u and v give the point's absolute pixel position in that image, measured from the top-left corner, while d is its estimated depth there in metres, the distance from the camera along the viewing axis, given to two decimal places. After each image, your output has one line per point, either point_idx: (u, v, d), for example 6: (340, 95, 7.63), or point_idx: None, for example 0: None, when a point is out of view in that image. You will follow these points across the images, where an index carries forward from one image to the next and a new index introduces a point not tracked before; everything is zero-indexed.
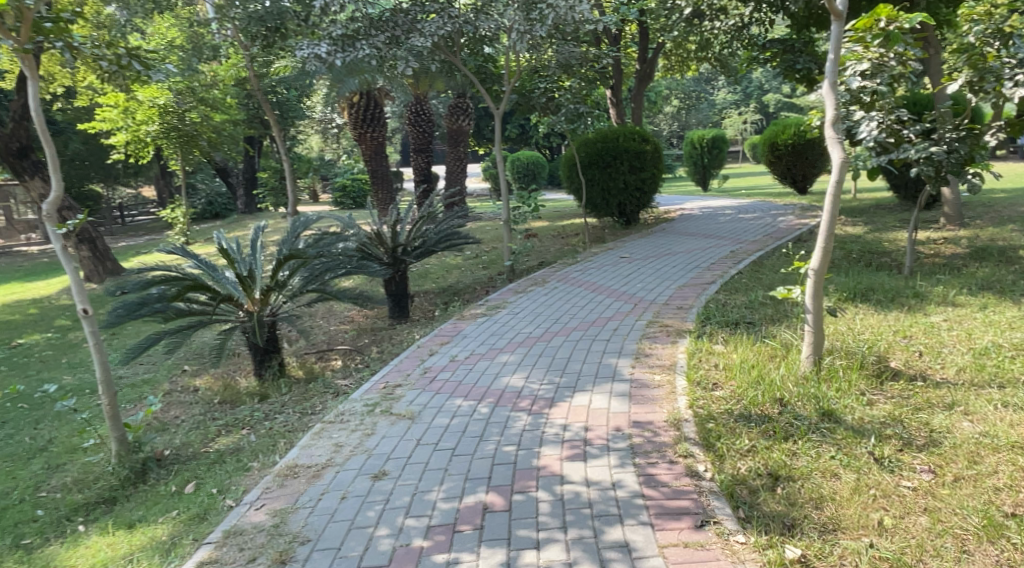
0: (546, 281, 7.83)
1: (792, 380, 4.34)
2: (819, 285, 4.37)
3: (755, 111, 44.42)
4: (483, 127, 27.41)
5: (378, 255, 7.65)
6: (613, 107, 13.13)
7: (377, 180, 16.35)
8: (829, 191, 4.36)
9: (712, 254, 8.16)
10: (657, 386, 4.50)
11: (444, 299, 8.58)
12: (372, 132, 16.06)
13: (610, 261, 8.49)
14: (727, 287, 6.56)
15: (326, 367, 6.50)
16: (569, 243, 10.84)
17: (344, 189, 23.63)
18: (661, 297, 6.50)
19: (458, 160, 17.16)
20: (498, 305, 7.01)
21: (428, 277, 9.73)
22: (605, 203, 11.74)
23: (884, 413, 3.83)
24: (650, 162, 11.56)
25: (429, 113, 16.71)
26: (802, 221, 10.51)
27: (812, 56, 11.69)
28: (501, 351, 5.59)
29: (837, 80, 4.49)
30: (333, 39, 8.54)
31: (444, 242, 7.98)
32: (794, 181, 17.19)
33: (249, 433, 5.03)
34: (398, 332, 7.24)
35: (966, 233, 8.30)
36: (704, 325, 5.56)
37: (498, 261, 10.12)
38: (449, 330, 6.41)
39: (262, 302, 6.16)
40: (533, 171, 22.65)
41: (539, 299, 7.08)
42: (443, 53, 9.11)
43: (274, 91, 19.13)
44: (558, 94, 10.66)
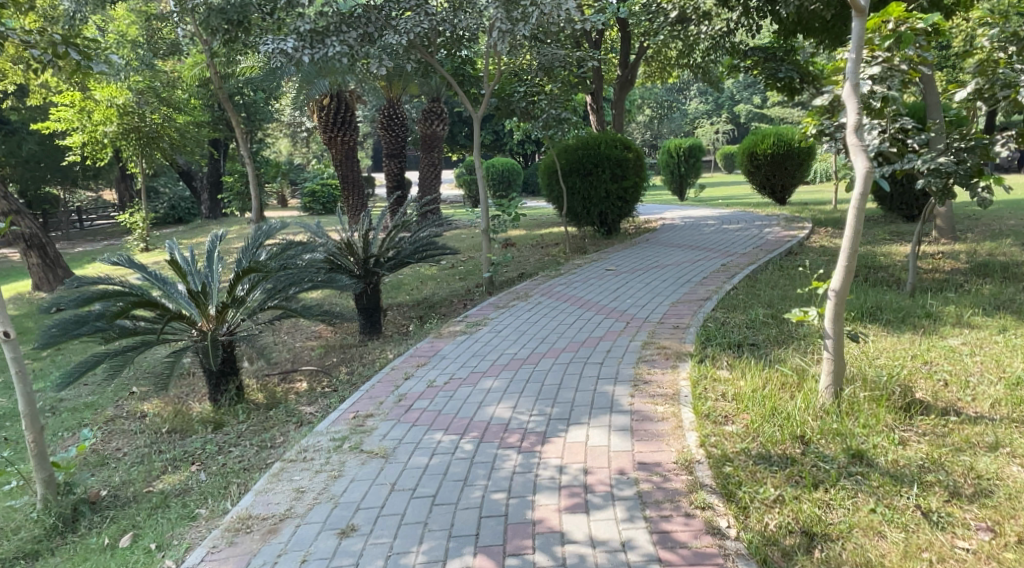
0: (530, 294, 7.33)
1: (811, 414, 3.91)
2: (839, 308, 3.95)
3: (726, 121, 44.58)
4: (457, 134, 26.92)
5: (349, 266, 7.11)
6: (593, 114, 12.72)
7: (348, 186, 15.94)
8: (852, 204, 3.94)
9: (703, 267, 7.75)
10: (661, 419, 4.02)
11: (419, 314, 8.04)
12: (342, 136, 15.48)
13: (596, 273, 8.03)
14: (724, 304, 6.13)
15: (289, 390, 5.93)
16: (549, 253, 10.38)
17: (314, 194, 22.95)
18: (654, 314, 6.04)
19: (432, 166, 16.65)
20: (478, 322, 6.50)
21: (401, 289, 9.18)
22: (586, 212, 11.30)
23: (922, 455, 3.41)
24: (632, 170, 11.16)
25: (402, 117, 16.12)
26: (789, 232, 10.18)
27: (794, 64, 11.65)
28: (484, 375, 5.07)
29: (859, 81, 4.04)
30: (300, 34, 7.95)
31: (420, 253, 7.45)
32: (773, 191, 16.98)
33: (200, 471, 4.45)
34: (369, 351, 6.69)
35: (963, 248, 8.02)
36: (705, 346, 5.11)
37: (475, 272, 9.62)
38: (426, 350, 5.88)
39: (217, 319, 5.57)
40: (508, 178, 22.18)
41: (523, 315, 6.58)
42: (419, 53, 8.57)
43: (240, 92, 18.42)
44: (539, 98, 10.17)
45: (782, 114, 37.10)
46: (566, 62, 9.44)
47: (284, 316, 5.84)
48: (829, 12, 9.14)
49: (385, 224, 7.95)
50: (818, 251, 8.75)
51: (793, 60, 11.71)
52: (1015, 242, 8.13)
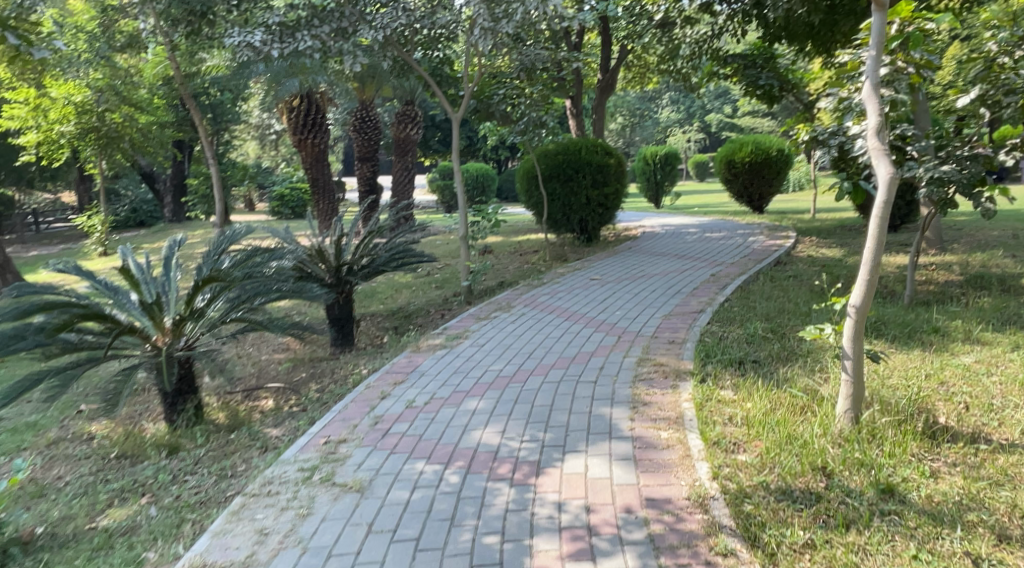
0: (512, 305, 6.95)
1: (829, 442, 3.58)
2: (860, 327, 3.63)
3: (698, 130, 44.75)
4: (430, 138, 26.48)
5: (321, 274, 6.67)
6: (573, 118, 12.39)
7: (318, 190, 15.50)
8: (873, 214, 3.63)
9: (692, 277, 7.45)
10: (666, 447, 3.66)
11: (393, 325, 7.61)
12: (312, 139, 14.98)
13: (581, 282, 7.68)
14: (719, 317, 5.81)
15: (253, 409, 5.47)
16: (528, 261, 10.04)
17: (282, 197, 22.35)
18: (647, 327, 5.70)
19: (406, 170, 16.22)
20: (459, 335, 6.09)
21: (374, 298, 8.75)
22: (566, 219, 10.97)
23: (957, 490, 3.10)
24: (613, 177, 10.86)
25: (375, 120, 15.64)
26: (774, 241, 9.95)
27: (774, 72, 11.29)
28: (468, 395, 4.66)
29: (879, 79, 3.72)
30: (269, 27, 7.52)
31: (395, 261, 7.07)
32: (751, 200, 16.79)
33: (151, 504, 3.98)
34: (341, 365, 6.24)
35: (954, 259, 7.82)
36: (705, 364, 4.77)
37: (452, 281, 9.22)
38: (404, 366, 5.46)
39: (173, 333, 5.12)
40: (482, 183, 21.78)
41: (506, 328, 6.19)
42: (395, 51, 8.15)
43: (206, 92, 17.83)
44: (518, 100, 9.81)
45: (752, 124, 37.30)
46: (549, 63, 9.09)
47: (248, 329, 5.38)
48: (816, 15, 8.94)
49: (358, 230, 7.51)
50: (806, 261, 8.51)
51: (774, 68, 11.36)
52: (1006, 253, 7.95)
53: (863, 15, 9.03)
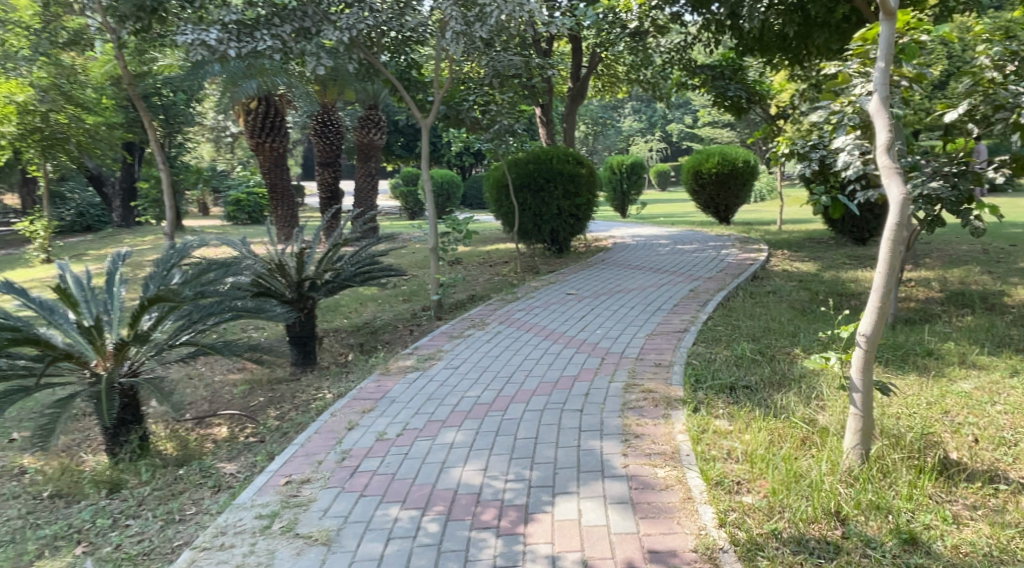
0: (486, 322, 6.60)
1: (840, 482, 3.33)
2: (870, 356, 3.38)
3: (659, 140, 45.05)
4: (393, 144, 26.01)
5: (281, 289, 6.21)
6: (543, 127, 12.11)
7: (277, 196, 14.94)
8: (884, 236, 3.37)
9: (670, 293, 7.21)
10: (665, 487, 3.36)
11: (358, 342, 7.23)
12: (271, 143, 14.45)
13: (556, 297, 7.38)
14: (704, 337, 5.56)
15: (205, 439, 5.03)
16: (499, 273, 9.72)
17: (239, 202, 21.65)
18: (631, 348, 5.41)
19: (369, 176, 15.77)
20: (431, 355, 5.73)
21: (337, 313, 8.32)
22: (537, 229, 10.69)
23: (985, 539, 2.88)
24: (584, 187, 10.61)
25: (337, 124, 15.19)
26: (747, 254, 9.81)
27: (742, 83, 11.47)
28: (443, 426, 4.30)
29: (887, 93, 3.49)
30: (225, 25, 7.05)
31: (361, 275, 6.64)
32: (717, 211, 16.74)
33: (86, 555, 3.54)
34: (303, 387, 5.83)
35: (932, 275, 7.74)
36: (696, 390, 4.50)
37: (420, 294, 8.86)
38: (372, 392, 5.07)
39: (116, 358, 4.63)
40: (447, 191, 21.40)
41: (481, 347, 5.83)
42: (361, 54, 7.73)
43: (158, 92, 17.10)
44: (488, 107, 9.49)
45: (713, 135, 37.61)
46: (521, 69, 8.79)
47: (199, 353, 4.94)
48: (791, 26, 8.79)
49: (321, 241, 7.09)
50: (783, 275, 8.35)
51: (741, 79, 11.53)
52: (981, 269, 7.92)
53: (837, 29, 8.92)
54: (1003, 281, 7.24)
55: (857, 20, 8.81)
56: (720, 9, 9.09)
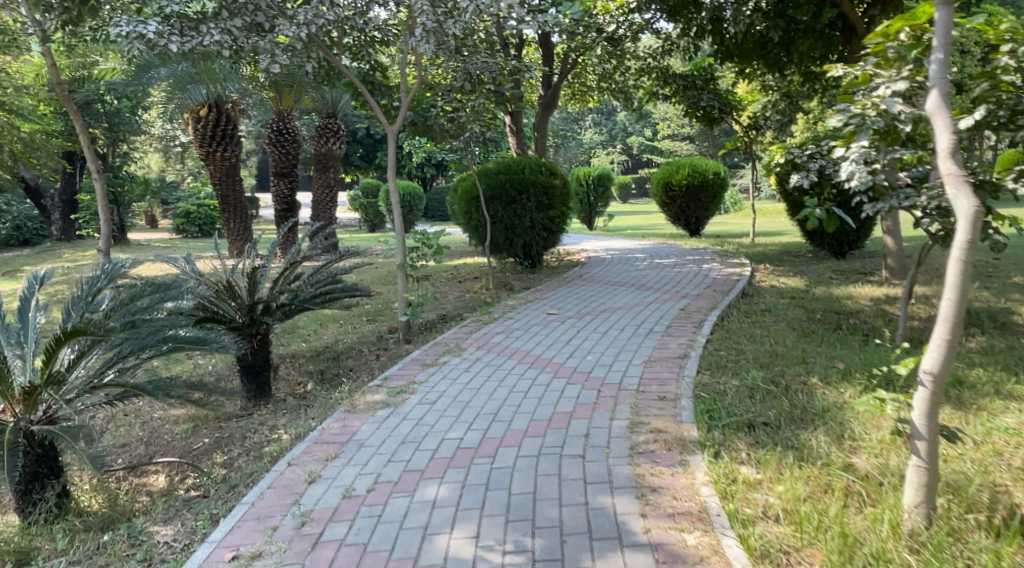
0: (462, 347, 5.96)
1: (906, 550, 2.81)
2: (936, 398, 2.87)
3: (620, 152, 45.03)
4: (351, 154, 25.24)
5: (230, 313, 5.51)
6: (512, 136, 11.56)
7: (229, 208, 14.11)
8: (951, 255, 2.85)
9: (660, 312, 6.68)
10: (701, 561, 2.79)
11: (318, 370, 6.53)
12: (222, 152, 13.60)
13: (536, 318, 6.79)
14: (709, 363, 5.03)
15: (138, 493, 4.31)
16: (469, 289, 9.12)
17: (189, 215, 20.64)
18: (629, 378, 4.83)
19: (328, 188, 14.99)
20: (403, 387, 5.07)
21: (295, 336, 7.60)
22: (509, 242, 10.09)
23: None
24: (558, 199, 10.07)
25: (294, 133, 14.36)
26: (730, 268, 9.38)
27: (714, 93, 11.35)
28: (422, 478, 3.66)
29: (947, 90, 3.00)
30: (165, 18, 6.29)
31: (322, 296, 5.96)
32: (687, 223, 16.34)
33: None
34: (257, 424, 5.12)
35: (929, 290, 7.38)
36: (713, 430, 3.94)
37: (385, 313, 8.21)
38: (336, 434, 4.39)
39: (27, 403, 3.93)
40: (410, 203, 20.70)
41: (460, 377, 5.19)
42: (320, 52, 7.04)
43: (100, 99, 16.07)
44: (457, 114, 8.90)
45: (672, 147, 37.67)
46: (496, 73, 8.19)
47: (128, 395, 4.22)
48: (775, 33, 8.42)
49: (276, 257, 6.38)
50: (773, 291, 7.91)
51: (713, 89, 11.37)
52: (977, 284, 7.60)
53: (822, 36, 8.58)
54: (1005, 297, 6.90)
55: (843, 27, 8.47)
56: (701, 14, 8.79)
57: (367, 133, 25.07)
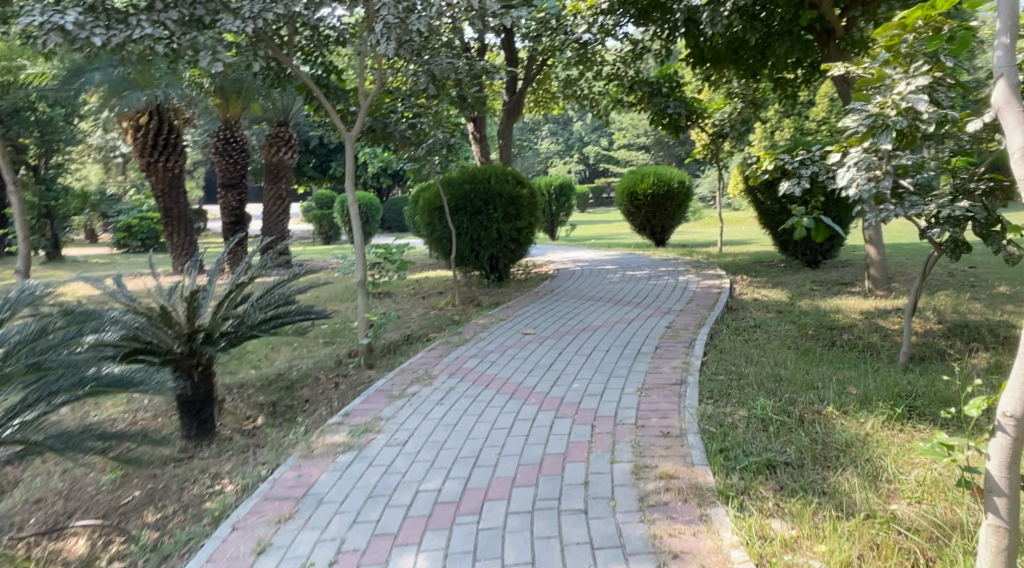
0: (433, 374, 5.35)
1: None
2: (1018, 446, 2.41)
3: (577, 162, 44.89)
4: (303, 165, 24.36)
5: (166, 341, 4.81)
6: (476, 144, 11.05)
7: (172, 221, 13.20)
8: None
9: (644, 330, 6.19)
10: None
11: (269, 402, 5.85)
12: (164, 163, 12.71)
13: (512, 339, 6.21)
14: (710, 390, 4.54)
15: (50, 566, 3.62)
16: (434, 305, 8.53)
17: (130, 228, 19.53)
18: (625, 410, 4.30)
19: (280, 199, 14.19)
20: (368, 426, 4.43)
21: (243, 362, 6.90)
22: (474, 255, 9.51)
23: None
24: (527, 209, 9.54)
25: (242, 141, 13.51)
26: (707, 280, 8.98)
27: (681, 101, 10.94)
28: (397, 545, 3.06)
29: (1017, 79, 2.55)
30: (90, 9, 5.57)
31: (273, 321, 5.32)
32: (652, 233, 15.92)
33: None
34: (197, 472, 4.45)
35: (919, 302, 7.07)
36: (732, 473, 3.46)
37: (344, 335, 7.56)
38: (292, 486, 3.74)
39: None
40: (366, 214, 19.95)
41: (432, 412, 4.58)
42: (269, 50, 6.39)
43: (30, 106, 14.98)
44: (419, 120, 8.32)
45: (628, 157, 37.64)
46: (462, 75, 7.63)
47: (27, 455, 3.53)
48: (751, 34, 8.03)
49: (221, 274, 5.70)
50: (757, 305, 7.51)
51: (680, 95, 10.98)
52: (966, 294, 7.32)
53: (799, 38, 8.22)
54: (998, 309, 6.62)
55: (820, 29, 8.10)
56: (676, 15, 8.49)
57: (320, 143, 24.19)
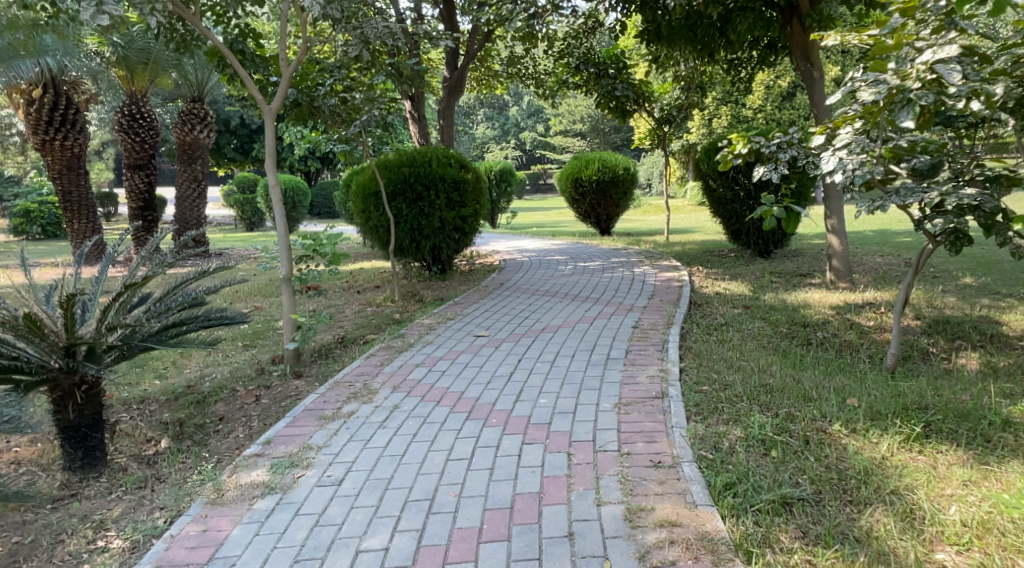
0: (373, 389, 4.60)
1: None
2: None
3: (513, 147, 44.19)
4: (224, 146, 22.81)
5: (39, 355, 4.00)
6: (415, 124, 10.23)
7: (72, 206, 11.83)
8: None
9: (610, 332, 5.57)
10: None
11: (175, 420, 4.98)
12: (62, 140, 11.35)
13: (463, 344, 5.49)
14: (700, 405, 3.94)
15: None
16: (370, 301, 7.73)
17: (28, 213, 17.79)
18: (606, 432, 3.66)
19: (195, 182, 13.01)
20: (296, 458, 3.69)
21: (146, 372, 5.97)
22: (415, 245, 8.71)
23: None
24: (471, 195, 8.80)
25: (150, 118, 12.26)
26: (664, 272, 8.46)
27: (629, 82, 10.47)
28: None
29: None
30: None
31: (177, 328, 4.47)
32: (597, 221, 15.39)
33: None
34: (76, 520, 3.59)
35: (890, 296, 6.69)
36: (746, 517, 2.87)
37: (268, 337, 6.70)
38: (197, 547, 3.00)
39: None
40: (295, 199, 18.74)
41: (374, 438, 3.87)
42: (170, 5, 5.41)
43: None
44: (351, 94, 7.46)
45: (565, 143, 37.17)
46: (400, 43, 6.79)
47: None
48: (713, 9, 7.48)
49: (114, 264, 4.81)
50: (721, 298, 7.01)
51: (627, 78, 10.55)
52: (936, 287, 6.99)
53: (761, 15, 7.74)
54: (973, 303, 6.28)
55: (784, 5, 7.58)
56: None
57: (242, 123, 22.78)
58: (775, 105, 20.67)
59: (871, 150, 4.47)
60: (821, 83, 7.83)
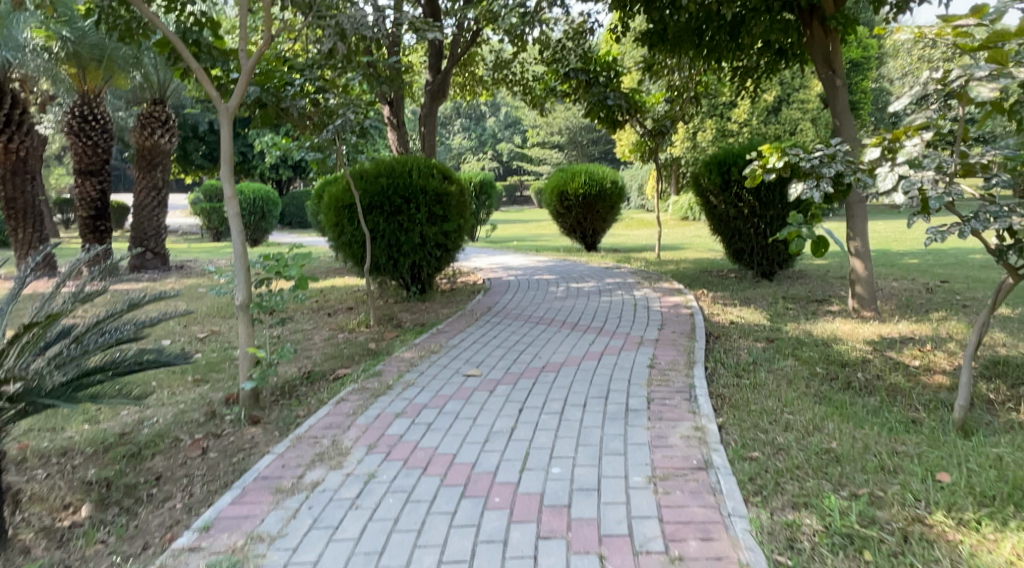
0: (343, 448, 3.73)
1: None
2: None
3: (490, 158, 43.42)
4: (190, 152, 21.70)
5: None
6: (393, 131, 9.39)
7: (15, 214, 10.71)
8: None
9: (624, 374, 4.75)
10: None
11: (102, 479, 4.04)
12: (6, 143, 10.21)
13: (451, 387, 4.63)
14: (758, 481, 3.15)
15: None
16: (341, 326, 6.84)
17: None
18: (645, 522, 2.85)
19: (155, 189, 11.95)
20: (241, 557, 2.82)
21: (75, 413, 5.03)
22: (393, 263, 7.83)
23: None
24: (455, 209, 7.96)
25: (104, 120, 11.22)
26: (669, 296, 7.68)
27: (621, 91, 9.80)
28: None
29: None
30: None
31: (93, 374, 3.57)
32: (583, 236, 14.63)
33: None
34: None
35: (928, 330, 5.98)
36: None
37: (222, 371, 5.78)
38: None
39: None
40: (263, 209, 17.66)
41: (344, 524, 3.01)
42: None
43: None
44: (325, 96, 6.61)
45: (543, 155, 36.56)
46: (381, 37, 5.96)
47: None
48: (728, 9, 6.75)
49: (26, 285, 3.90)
50: (739, 329, 6.25)
51: (618, 86, 9.87)
52: (973, 320, 6.29)
53: (778, 18, 7.04)
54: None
55: (805, 6, 6.87)
56: None
57: (209, 128, 21.73)
58: (761, 119, 20.18)
59: (947, 166, 3.72)
60: (843, 91, 7.15)
